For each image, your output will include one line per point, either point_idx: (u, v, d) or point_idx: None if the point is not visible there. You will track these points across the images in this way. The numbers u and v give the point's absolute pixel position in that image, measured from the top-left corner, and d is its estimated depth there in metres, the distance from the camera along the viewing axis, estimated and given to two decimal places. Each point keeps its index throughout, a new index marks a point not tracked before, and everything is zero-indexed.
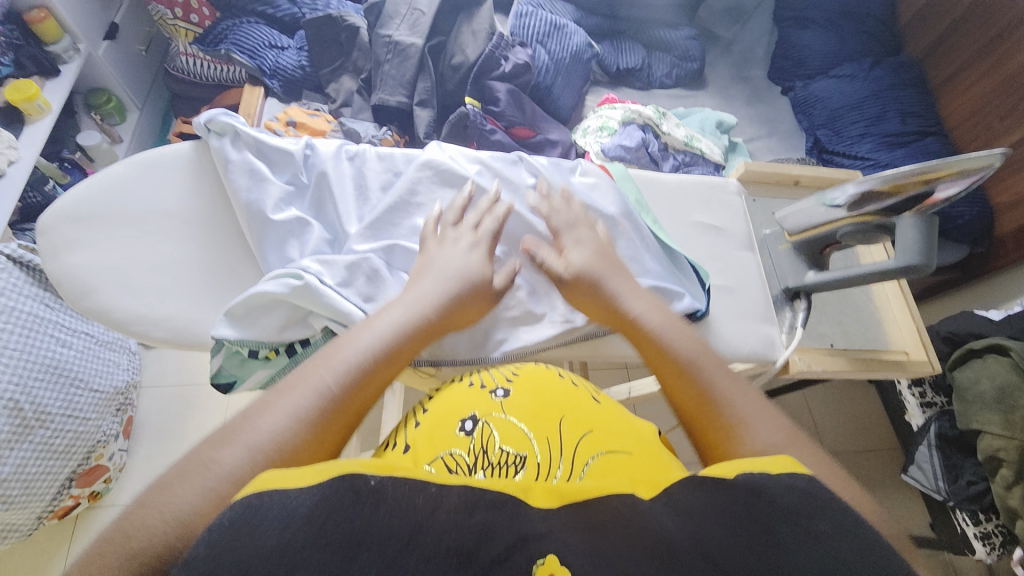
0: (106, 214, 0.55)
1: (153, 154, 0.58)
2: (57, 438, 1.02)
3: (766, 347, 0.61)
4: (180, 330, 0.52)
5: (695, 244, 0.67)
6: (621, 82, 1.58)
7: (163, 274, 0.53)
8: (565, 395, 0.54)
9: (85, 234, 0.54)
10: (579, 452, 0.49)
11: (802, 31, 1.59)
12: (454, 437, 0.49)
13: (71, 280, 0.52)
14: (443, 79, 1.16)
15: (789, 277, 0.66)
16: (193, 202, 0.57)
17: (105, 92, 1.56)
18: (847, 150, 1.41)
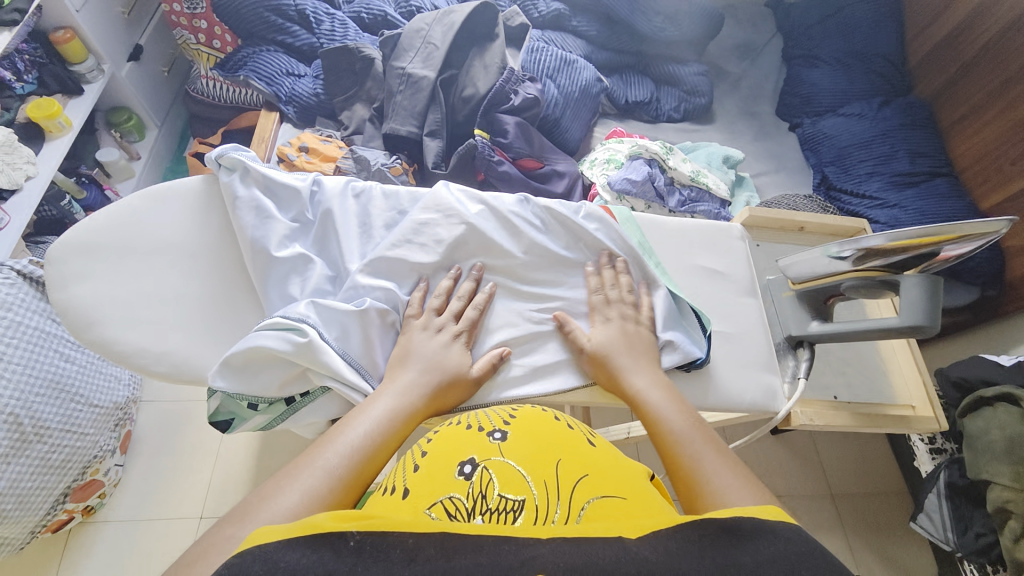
0: (114, 247, 0.56)
1: (162, 187, 0.60)
2: (53, 453, 1.02)
3: (766, 397, 0.61)
4: (178, 364, 0.53)
5: (697, 289, 0.67)
6: (630, 114, 1.61)
7: (166, 306, 0.54)
8: (562, 435, 0.50)
9: (93, 266, 0.55)
10: (576, 496, 0.45)
11: (811, 69, 1.61)
12: (450, 481, 0.45)
13: (75, 311, 0.53)
14: (454, 110, 1.19)
15: (791, 324, 0.65)
16: (200, 237, 0.58)
17: (126, 111, 1.61)
18: (854, 188, 1.40)
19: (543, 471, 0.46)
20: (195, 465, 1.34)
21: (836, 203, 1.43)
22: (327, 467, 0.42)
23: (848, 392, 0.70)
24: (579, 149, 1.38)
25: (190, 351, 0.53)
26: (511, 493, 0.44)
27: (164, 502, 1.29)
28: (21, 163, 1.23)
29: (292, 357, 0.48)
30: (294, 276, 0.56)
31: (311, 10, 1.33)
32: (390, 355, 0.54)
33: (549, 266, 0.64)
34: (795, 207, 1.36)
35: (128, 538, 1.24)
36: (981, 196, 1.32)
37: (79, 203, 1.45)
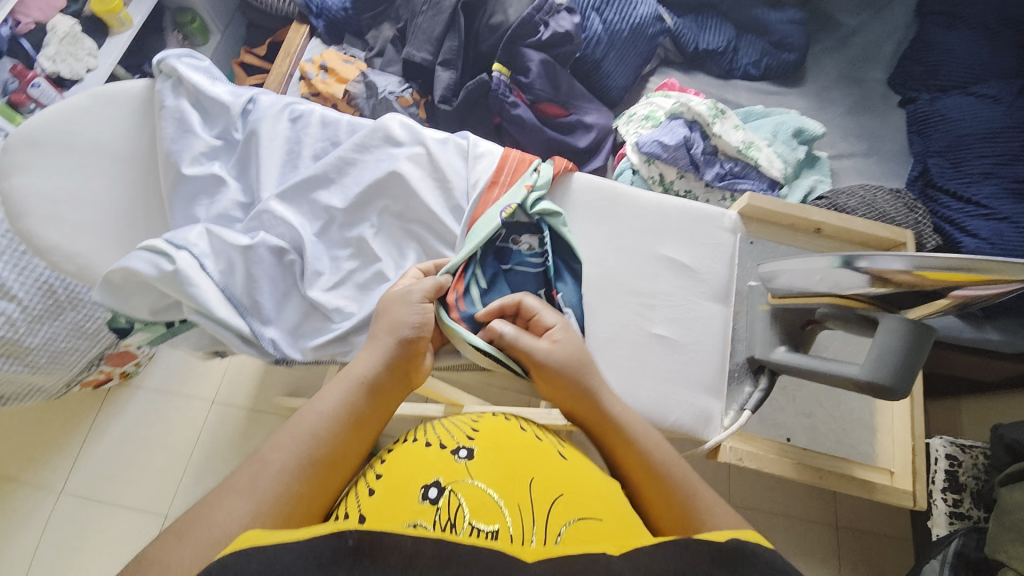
0: (51, 142, 0.58)
1: (110, 89, 0.62)
2: (86, 323, 1.16)
3: (696, 422, 0.58)
4: (85, 267, 0.58)
5: (627, 263, 0.63)
6: (698, 66, 1.38)
7: (100, 209, 0.59)
8: (524, 454, 0.51)
9: (29, 158, 0.58)
10: (551, 518, 0.45)
11: (950, 29, 1.26)
12: (416, 508, 0.45)
13: (9, 200, 0.57)
14: (478, 39, 1.07)
15: (758, 346, 0.58)
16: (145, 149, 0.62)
17: (191, 13, 1.67)
18: (960, 189, 1.12)
19: (515, 496, 0.46)
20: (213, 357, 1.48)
21: (931, 205, 1.15)
22: (279, 466, 0.46)
23: (807, 438, 0.65)
24: (623, 100, 1.22)
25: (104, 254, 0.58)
26: (483, 523, 0.44)
27: (184, 383, 1.46)
28: (83, 55, 1.34)
29: (154, 281, 0.55)
30: (212, 195, 0.62)
31: None
32: (272, 295, 0.60)
33: (452, 217, 0.64)
34: (870, 202, 1.12)
35: (153, 406, 1.43)
36: None
37: None
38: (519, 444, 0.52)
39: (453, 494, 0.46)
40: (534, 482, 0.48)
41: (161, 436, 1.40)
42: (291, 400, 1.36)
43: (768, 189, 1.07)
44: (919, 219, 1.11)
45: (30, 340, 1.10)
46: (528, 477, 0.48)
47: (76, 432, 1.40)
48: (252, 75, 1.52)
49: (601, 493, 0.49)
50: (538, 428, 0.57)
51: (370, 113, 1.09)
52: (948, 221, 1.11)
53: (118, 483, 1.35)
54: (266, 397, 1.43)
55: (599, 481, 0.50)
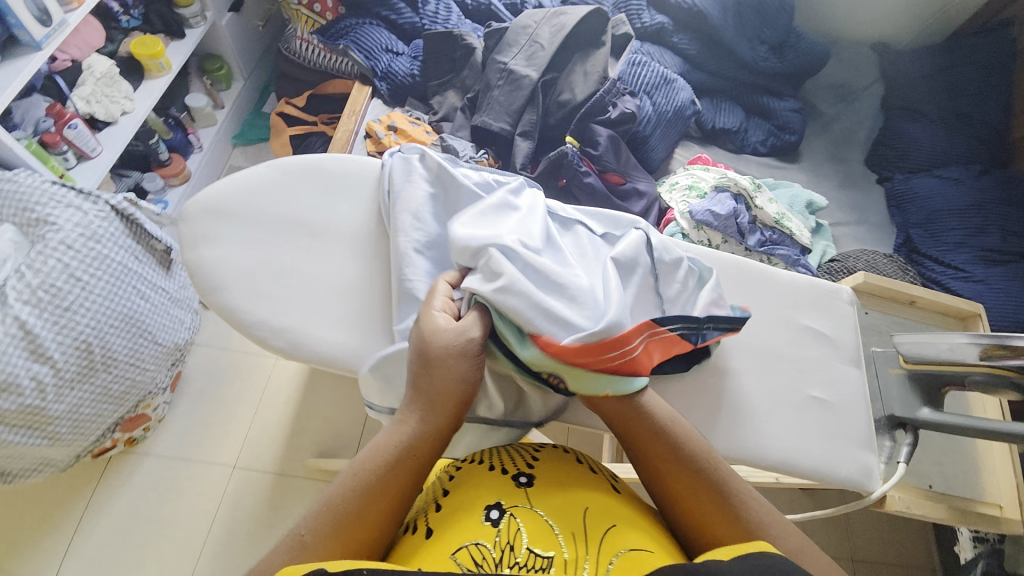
0: (235, 213, 0.63)
1: (300, 160, 0.67)
2: (114, 384, 1.07)
3: (861, 475, 0.64)
4: (294, 342, 0.61)
5: (777, 335, 0.69)
6: (714, 141, 1.55)
7: (288, 278, 0.62)
8: (580, 483, 0.57)
9: (221, 232, 0.62)
10: (605, 551, 0.50)
11: (913, 122, 1.54)
12: (477, 525, 0.52)
13: (204, 275, 0.61)
14: (547, 112, 1.17)
15: (897, 406, 0.68)
16: (318, 212, 0.65)
17: (219, 60, 1.66)
18: (940, 256, 1.35)
19: (572, 521, 0.52)
20: (237, 415, 1.39)
21: (917, 267, 1.36)
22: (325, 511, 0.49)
23: (943, 483, 0.78)
24: (659, 169, 1.36)
25: (304, 330, 0.61)
26: (541, 548, 0.49)
27: (203, 445, 1.34)
28: (119, 97, 1.31)
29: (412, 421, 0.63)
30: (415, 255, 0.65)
31: None
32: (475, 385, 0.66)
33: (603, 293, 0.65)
34: (873, 265, 1.31)
35: (166, 472, 1.30)
36: None
37: (165, 143, 1.51)
38: (575, 476, 0.59)
39: (512, 516, 0.52)
40: (588, 511, 0.53)
41: (174, 508, 1.27)
42: (327, 461, 1.28)
43: (800, 254, 1.22)
44: (912, 280, 1.31)
45: (57, 406, 1.00)
46: (583, 505, 0.54)
47: (73, 508, 1.24)
48: (290, 125, 1.53)
49: (651, 530, 0.54)
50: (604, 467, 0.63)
51: None
52: (935, 281, 1.32)
53: (124, 561, 1.20)
54: (296, 458, 1.35)
55: (649, 522, 0.55)
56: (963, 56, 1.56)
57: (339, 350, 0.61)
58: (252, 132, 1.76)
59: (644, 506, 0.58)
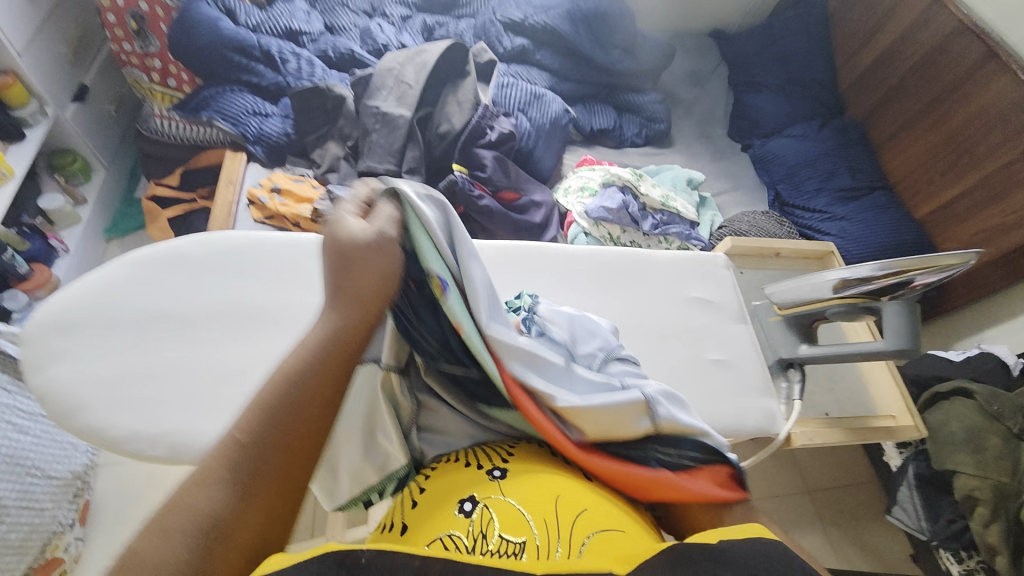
0: (95, 320, 0.60)
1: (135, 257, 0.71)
2: (10, 534, 0.91)
3: (767, 420, 0.71)
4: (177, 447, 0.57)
5: (672, 313, 0.76)
6: (596, 141, 1.65)
7: (170, 377, 0.60)
8: (557, 473, 0.56)
9: (68, 345, 0.58)
10: (577, 532, 0.50)
11: (756, 94, 1.73)
12: (451, 518, 0.51)
13: (56, 399, 0.56)
14: (431, 146, 1.20)
15: (782, 348, 0.76)
16: (209, 299, 0.66)
17: (71, 153, 1.52)
18: (806, 204, 1.52)
19: (542, 509, 0.51)
20: None
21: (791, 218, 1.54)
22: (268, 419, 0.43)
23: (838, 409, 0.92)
24: (551, 178, 1.42)
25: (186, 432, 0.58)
26: (511, 535, 0.50)
27: None
28: None
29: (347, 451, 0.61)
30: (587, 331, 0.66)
31: (276, 50, 1.31)
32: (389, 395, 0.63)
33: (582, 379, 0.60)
34: (757, 224, 1.45)
35: None
36: (916, 206, 1.49)
37: (21, 255, 1.35)
38: (552, 465, 0.57)
39: (485, 509, 0.52)
40: (561, 499, 0.53)
41: None
42: (284, 551, 1.17)
43: (691, 228, 1.34)
44: (789, 230, 1.46)
45: None
46: (555, 493, 0.53)
47: None
48: (166, 207, 1.43)
49: (619, 505, 0.55)
50: None
51: None
52: (808, 227, 1.49)
53: None
54: None
55: (620, 501, 0.56)
56: (781, 31, 1.79)
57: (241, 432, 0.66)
58: (124, 222, 1.63)
59: (620, 491, 0.58)
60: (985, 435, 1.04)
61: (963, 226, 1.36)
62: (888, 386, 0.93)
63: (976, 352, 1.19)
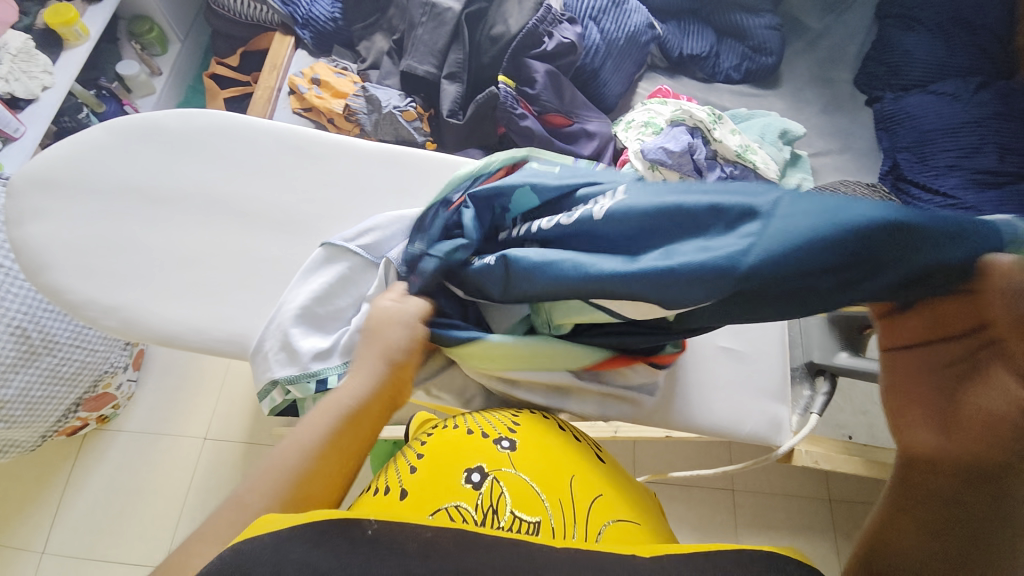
0: (69, 185, 0.61)
1: (132, 121, 0.64)
2: (63, 366, 1.05)
3: (770, 427, 0.67)
4: (127, 322, 0.60)
5: None
6: (682, 71, 1.40)
7: (133, 253, 0.61)
8: (569, 451, 0.52)
9: (48, 204, 0.60)
10: (592, 516, 0.46)
11: (906, 31, 1.36)
12: (457, 491, 0.46)
13: (30, 253, 0.59)
14: (479, 50, 1.06)
15: (816, 353, 0.72)
16: (179, 181, 0.64)
17: (148, 21, 1.54)
18: (928, 181, 1.22)
19: (556, 491, 0.47)
20: (201, 388, 1.34)
21: (902, 196, 1.25)
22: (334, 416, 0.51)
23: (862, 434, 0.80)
24: (617, 107, 1.23)
25: (141, 307, 0.60)
26: (526, 513, 0.45)
27: (173, 418, 1.32)
28: (38, 72, 1.24)
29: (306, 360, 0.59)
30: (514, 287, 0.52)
31: None
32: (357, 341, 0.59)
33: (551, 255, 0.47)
34: None
35: (139, 447, 1.29)
36: None
37: (98, 118, 1.45)
38: (562, 442, 0.53)
39: (496, 481, 0.46)
40: (574, 480, 0.48)
41: (146, 483, 1.26)
42: None
43: None
44: None
45: (5, 391, 0.98)
46: (569, 475, 0.49)
47: (58, 483, 1.25)
48: (224, 87, 1.42)
49: (632, 495, 0.51)
50: (580, 429, 0.58)
51: (372, 128, 1.07)
52: None
53: (107, 534, 1.22)
54: (263, 427, 1.31)
55: (631, 488, 0.53)
56: None
57: (179, 324, 0.61)
58: (195, 99, 1.68)
59: (627, 479, 0.53)
60: None
61: None
62: None
63: None
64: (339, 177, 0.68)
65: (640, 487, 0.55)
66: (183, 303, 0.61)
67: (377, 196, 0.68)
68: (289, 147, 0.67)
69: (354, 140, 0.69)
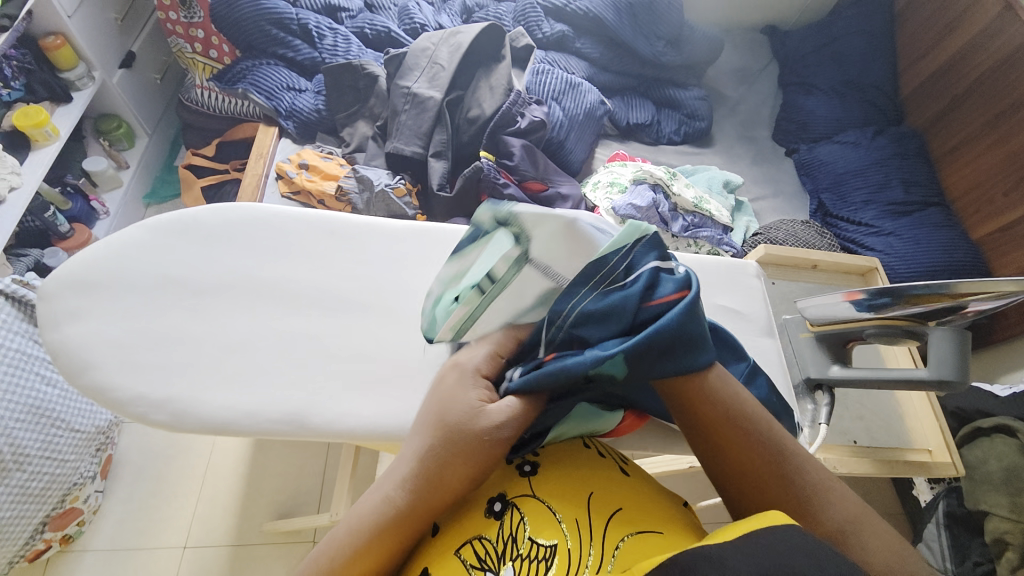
0: (111, 285, 0.61)
1: (163, 218, 0.65)
2: (32, 481, 0.98)
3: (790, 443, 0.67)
4: (180, 413, 0.59)
5: None
6: (631, 136, 1.59)
7: (180, 346, 0.61)
8: (588, 470, 0.54)
9: (83, 305, 0.60)
10: (609, 532, 0.47)
11: (807, 95, 1.63)
12: (480, 522, 0.49)
13: (68, 356, 0.58)
14: (459, 131, 1.18)
15: (811, 368, 0.72)
16: (228, 271, 0.66)
17: (116, 118, 1.57)
18: (851, 215, 1.43)
19: (572, 510, 0.49)
20: (179, 491, 1.23)
21: (833, 229, 1.44)
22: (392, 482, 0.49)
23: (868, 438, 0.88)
24: (582, 171, 1.37)
25: (193, 396, 0.60)
26: (542, 538, 0.47)
27: (148, 530, 1.19)
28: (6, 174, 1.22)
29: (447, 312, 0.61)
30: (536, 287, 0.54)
31: (314, 25, 1.31)
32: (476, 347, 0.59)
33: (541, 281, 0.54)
34: (794, 234, 1.36)
35: (108, 568, 1.14)
36: (973, 227, 1.38)
37: (63, 215, 1.42)
38: (583, 462, 0.55)
39: (515, 510, 0.49)
40: (592, 497, 0.50)
41: None
42: (287, 522, 1.16)
43: (722, 233, 1.29)
44: (830, 241, 1.37)
45: None
46: (586, 492, 0.51)
47: None
48: (201, 176, 1.44)
49: (658, 509, 0.51)
50: (603, 445, 0.59)
51: (363, 206, 1.12)
52: (851, 241, 1.40)
53: None
54: (251, 525, 1.21)
55: (658, 499, 0.53)
56: (842, 29, 1.67)
57: (233, 410, 0.61)
58: (163, 189, 1.68)
59: (653, 488, 0.55)
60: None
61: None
62: (927, 418, 0.90)
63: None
64: (370, 256, 0.71)
65: (669, 493, 0.56)
66: (225, 390, 0.61)
67: (406, 271, 0.72)
68: (315, 231, 0.70)
69: (379, 222, 0.74)
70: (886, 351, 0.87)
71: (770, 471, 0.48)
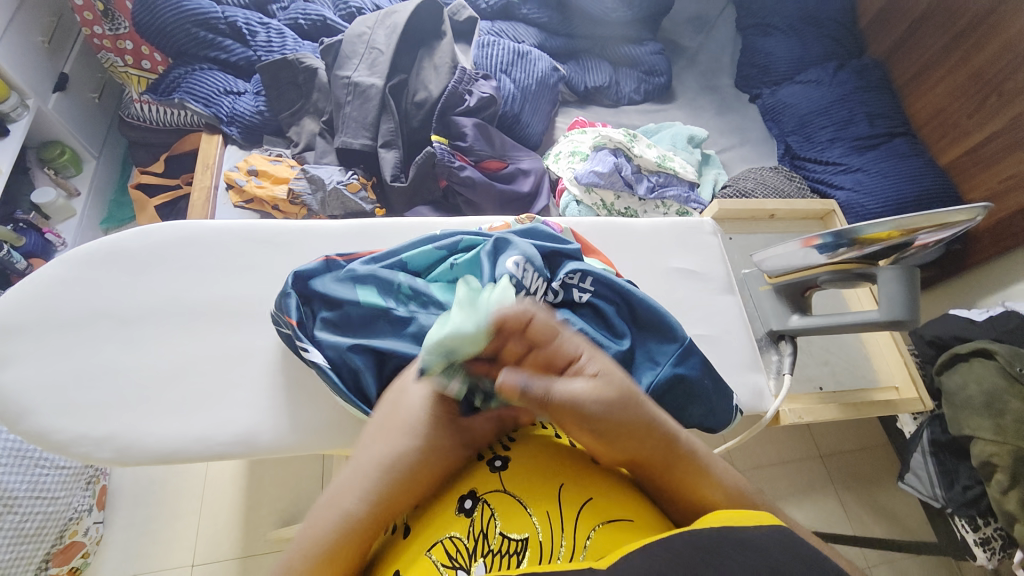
0: (38, 325, 0.60)
1: (84, 248, 0.64)
2: (25, 522, 0.97)
3: (754, 397, 0.69)
4: (123, 449, 0.58)
5: (649, 284, 0.74)
6: (591, 100, 1.54)
7: (116, 380, 0.60)
8: (560, 459, 0.52)
9: (15, 349, 0.59)
10: (581, 524, 0.46)
11: (766, 37, 1.58)
12: (452, 519, 0.48)
13: (5, 402, 0.57)
14: (408, 116, 1.15)
15: (772, 321, 0.73)
16: (160, 298, 0.64)
17: (58, 145, 1.50)
18: (818, 156, 1.41)
19: (543, 502, 0.48)
20: (181, 511, 1.24)
21: (801, 172, 1.42)
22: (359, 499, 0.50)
23: (832, 381, 0.89)
24: (542, 143, 1.34)
25: (135, 427, 0.59)
26: (513, 532, 0.46)
27: (154, 554, 1.19)
28: None
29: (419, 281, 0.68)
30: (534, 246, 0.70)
31: (243, 22, 1.25)
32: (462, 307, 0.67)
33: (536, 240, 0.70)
34: (763, 180, 1.34)
35: None
36: (940, 152, 1.36)
37: (18, 251, 1.37)
38: (555, 450, 0.54)
39: (486, 505, 0.48)
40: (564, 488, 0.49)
41: None
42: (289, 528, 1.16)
43: (689, 189, 1.27)
44: (799, 185, 1.36)
45: None
46: (557, 484, 0.49)
47: None
48: (153, 195, 1.39)
49: (633, 495, 0.50)
50: (575, 434, 0.59)
51: (319, 206, 1.09)
52: (819, 181, 1.38)
53: None
54: (257, 535, 1.22)
55: (631, 484, 0.52)
56: None
57: (180, 438, 0.60)
58: (119, 212, 1.63)
59: (627, 474, 0.54)
60: (1006, 398, 0.98)
61: (990, 173, 1.24)
62: (892, 355, 0.91)
63: (1002, 312, 1.11)
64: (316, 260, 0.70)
65: None
66: (173, 417, 0.60)
67: None
68: (252, 240, 0.69)
69: (320, 223, 0.72)
70: (851, 293, 0.88)
71: (680, 470, 0.47)
